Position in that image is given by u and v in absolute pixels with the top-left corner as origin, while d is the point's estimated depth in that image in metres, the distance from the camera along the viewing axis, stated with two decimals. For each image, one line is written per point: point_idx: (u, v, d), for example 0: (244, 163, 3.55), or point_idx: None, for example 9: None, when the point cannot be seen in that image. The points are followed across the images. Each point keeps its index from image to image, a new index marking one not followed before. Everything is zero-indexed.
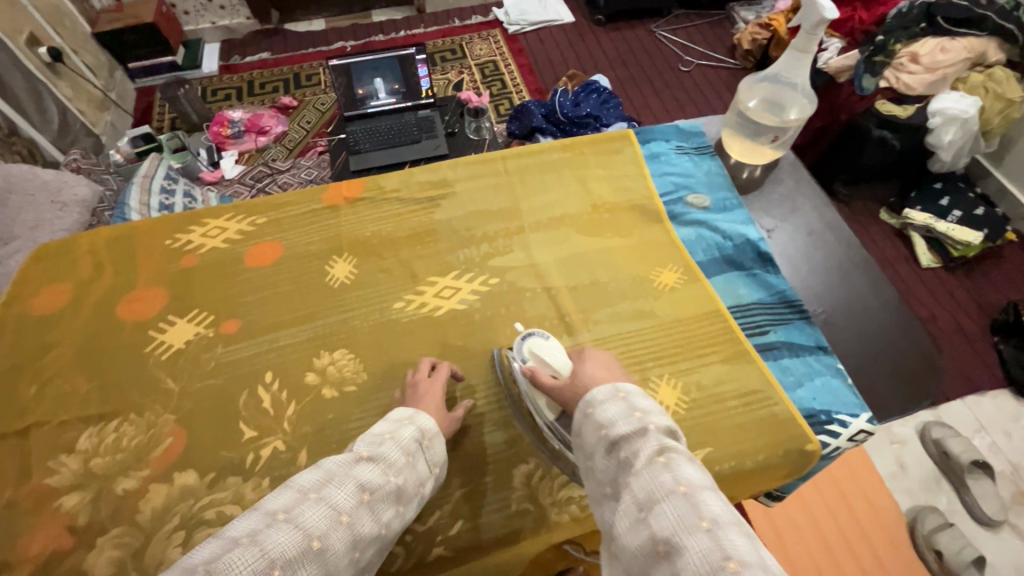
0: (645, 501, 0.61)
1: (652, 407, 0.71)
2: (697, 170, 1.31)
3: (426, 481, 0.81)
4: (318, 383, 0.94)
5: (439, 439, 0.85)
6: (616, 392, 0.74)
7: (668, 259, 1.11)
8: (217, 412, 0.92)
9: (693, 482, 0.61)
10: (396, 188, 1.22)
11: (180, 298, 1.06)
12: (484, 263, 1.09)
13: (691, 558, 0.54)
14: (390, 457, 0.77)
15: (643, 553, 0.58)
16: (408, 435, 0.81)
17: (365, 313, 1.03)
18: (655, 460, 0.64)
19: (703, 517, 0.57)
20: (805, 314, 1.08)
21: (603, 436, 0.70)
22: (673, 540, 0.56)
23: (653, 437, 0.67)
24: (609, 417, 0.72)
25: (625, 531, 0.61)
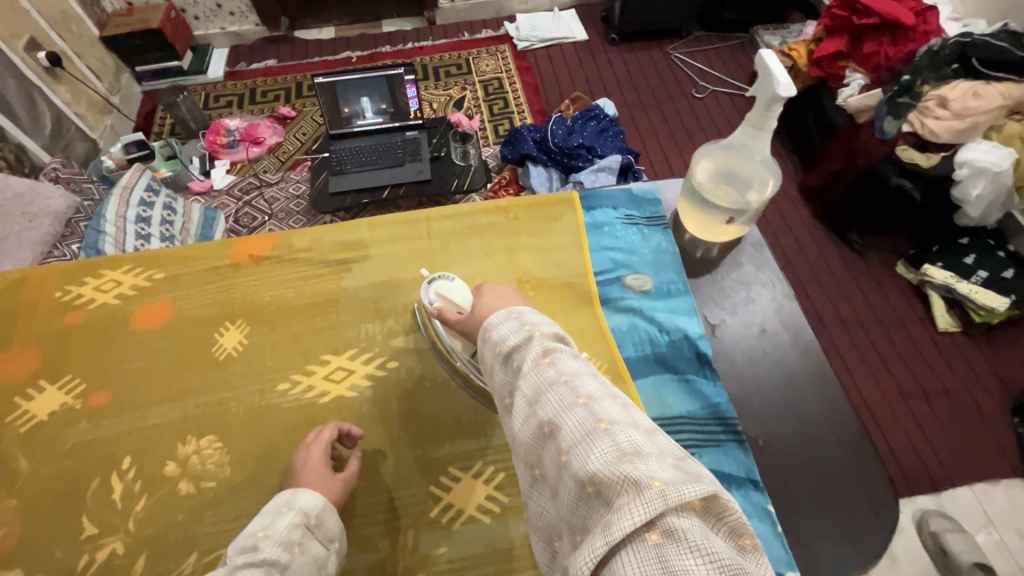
0: (532, 396, 0.56)
1: (544, 316, 0.65)
2: (646, 242, 1.04)
3: (326, 566, 0.66)
4: (175, 475, 0.76)
5: (330, 510, 0.70)
6: (509, 313, 0.66)
7: (588, 353, 0.88)
8: (57, 505, 0.75)
9: (578, 370, 0.56)
10: (306, 248, 0.99)
11: (54, 359, 0.89)
12: (385, 343, 0.88)
13: (570, 431, 0.50)
14: (269, 554, 0.61)
15: (533, 439, 0.53)
16: (286, 523, 0.65)
17: (244, 395, 0.83)
18: (541, 361, 0.58)
19: (581, 395, 0.53)
20: (739, 437, 0.83)
21: (493, 350, 0.63)
22: (556, 420, 0.52)
23: (537, 340, 0.61)
24: (500, 334, 0.64)
25: (518, 427, 0.56)
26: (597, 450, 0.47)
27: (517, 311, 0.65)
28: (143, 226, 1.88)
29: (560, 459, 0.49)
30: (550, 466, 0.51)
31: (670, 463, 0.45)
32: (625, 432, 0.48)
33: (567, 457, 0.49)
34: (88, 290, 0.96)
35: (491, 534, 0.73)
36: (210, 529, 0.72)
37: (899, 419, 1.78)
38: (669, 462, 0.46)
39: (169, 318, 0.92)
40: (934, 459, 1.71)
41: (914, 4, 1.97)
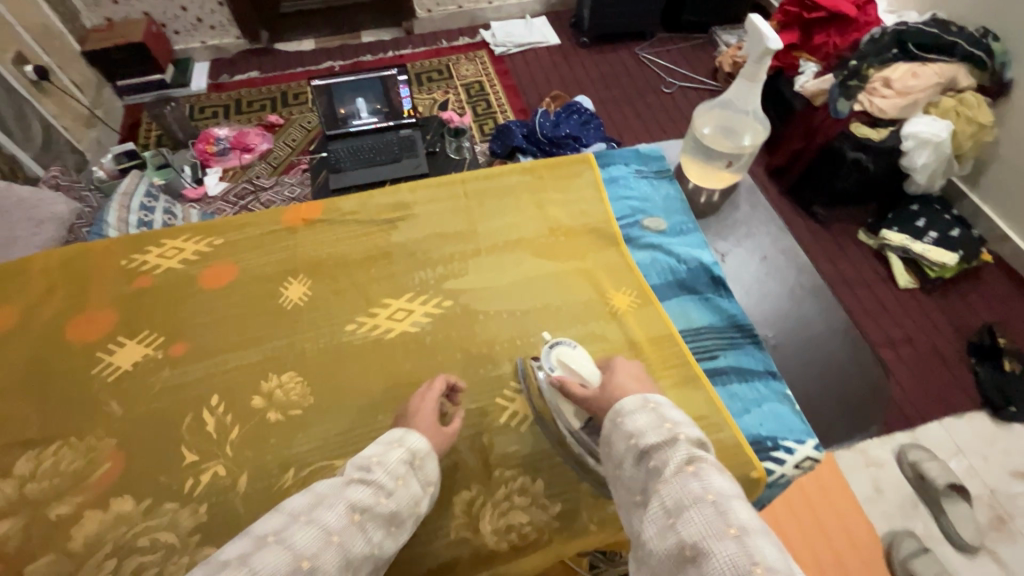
0: (672, 508, 0.60)
1: (684, 421, 0.70)
2: (656, 191, 1.23)
3: (420, 500, 0.76)
4: (263, 407, 0.90)
5: (432, 456, 0.80)
6: (646, 404, 0.74)
7: (622, 281, 1.06)
8: (159, 436, 0.88)
9: (723, 493, 0.60)
10: (355, 209, 1.14)
11: (129, 320, 1.01)
12: (439, 286, 1.03)
13: (717, 563, 0.53)
14: (379, 476, 0.73)
15: (670, 559, 0.57)
16: (397, 456, 0.76)
17: (317, 336, 0.97)
18: (685, 469, 0.63)
19: (731, 525, 0.56)
20: (755, 339, 1.04)
21: (632, 446, 0.69)
22: (699, 544, 0.55)
23: (683, 446, 0.66)
24: (639, 428, 0.71)
25: (654, 537, 0.60)
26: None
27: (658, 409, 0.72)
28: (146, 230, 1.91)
29: None
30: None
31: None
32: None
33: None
34: (153, 257, 1.08)
35: (555, 435, 0.92)
36: (301, 449, 0.86)
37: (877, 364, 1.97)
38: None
39: (237, 276, 1.05)
40: (906, 398, 1.89)
41: None
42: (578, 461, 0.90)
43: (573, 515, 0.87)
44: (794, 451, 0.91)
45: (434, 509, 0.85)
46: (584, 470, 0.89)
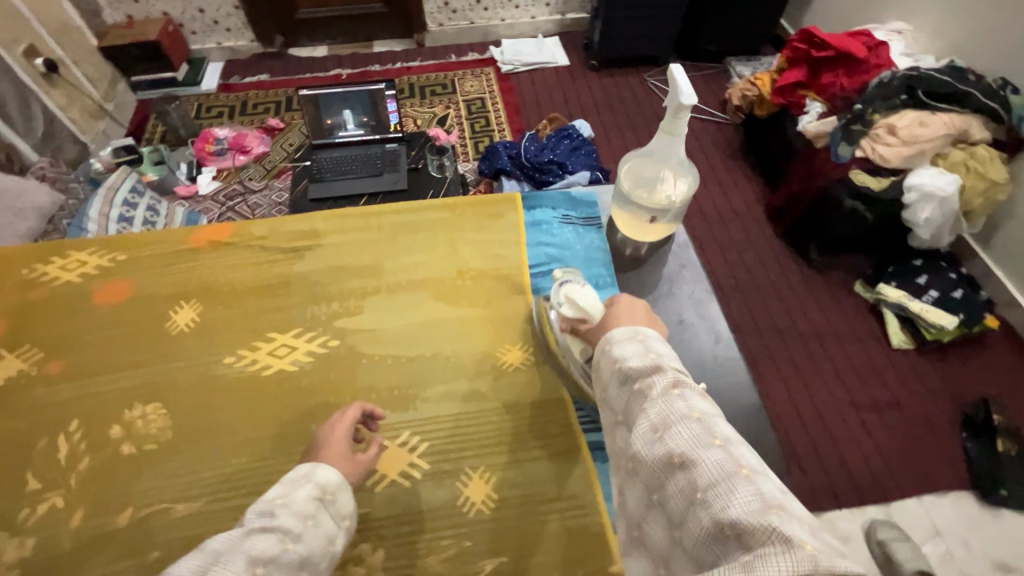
0: (660, 424, 0.60)
1: (669, 350, 0.68)
2: (580, 239, 1.15)
3: (334, 540, 0.69)
4: (120, 438, 0.91)
5: (344, 489, 0.75)
6: (635, 333, 0.70)
7: (521, 337, 1.03)
8: (13, 456, 0.90)
9: (708, 413, 0.60)
10: (264, 235, 1.13)
11: (18, 332, 1.04)
12: (328, 324, 1.01)
13: (706, 469, 0.54)
14: (286, 520, 0.66)
15: (659, 464, 0.58)
16: (304, 495, 0.70)
17: (190, 367, 0.97)
18: (670, 392, 0.62)
19: (715, 437, 0.56)
20: None
21: (615, 370, 0.68)
22: (688, 454, 0.56)
23: (666, 370, 0.65)
24: (623, 353, 0.69)
25: (643, 449, 0.60)
26: (738, 496, 0.50)
27: (643, 337, 0.69)
28: (124, 225, 1.95)
29: (695, 496, 0.53)
30: (677, 497, 0.55)
31: (807, 528, 0.48)
32: (762, 484, 0.52)
33: (703, 493, 0.53)
34: (54, 269, 1.09)
35: (412, 497, 0.88)
36: (146, 487, 0.87)
37: (856, 432, 1.83)
38: (805, 521, 0.49)
39: (128, 298, 1.06)
40: (885, 470, 1.75)
41: (867, 40, 2.12)
42: (431, 529, 0.86)
43: None
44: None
45: None
46: (431, 540, 0.85)
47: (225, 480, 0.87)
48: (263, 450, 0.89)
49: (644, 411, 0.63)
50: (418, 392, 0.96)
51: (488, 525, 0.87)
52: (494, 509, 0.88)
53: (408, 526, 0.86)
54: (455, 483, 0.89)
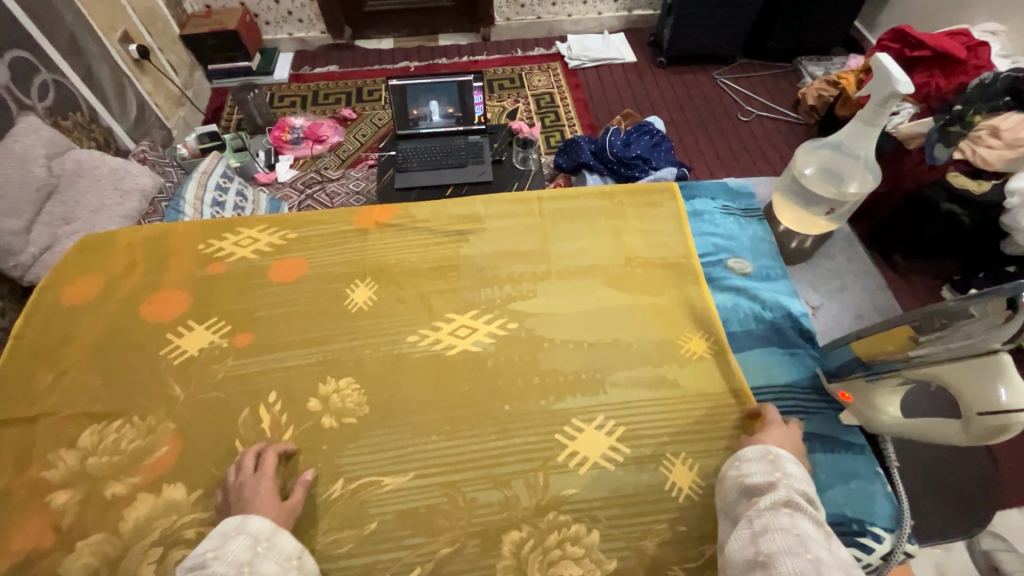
0: (760, 530, 0.67)
1: (799, 475, 0.74)
2: (743, 231, 1.26)
3: None
4: (319, 411, 0.88)
5: (281, 533, 0.72)
6: (764, 452, 0.77)
7: (698, 322, 0.98)
8: (213, 426, 0.88)
9: (812, 535, 0.64)
10: (427, 217, 1.13)
11: (201, 304, 1.03)
12: (505, 305, 0.98)
13: (785, 568, 0.60)
14: (220, 569, 0.64)
15: (744, 562, 0.65)
16: (237, 545, 0.67)
17: (375, 343, 0.95)
18: (778, 507, 0.68)
19: (809, 551, 0.61)
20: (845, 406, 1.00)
21: (738, 479, 0.76)
22: (773, 556, 0.62)
23: (782, 490, 0.71)
24: (749, 468, 0.77)
25: (736, 547, 0.67)
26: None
27: (772, 457, 0.76)
28: (218, 211, 1.92)
29: None
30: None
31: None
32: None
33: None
34: (227, 245, 1.11)
35: (615, 481, 0.81)
36: (350, 461, 0.83)
37: None
38: None
39: (307, 272, 1.06)
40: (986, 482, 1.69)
41: (965, 40, 2.07)
42: (641, 513, 0.79)
43: None
44: (884, 537, 0.87)
45: (482, 546, 0.76)
46: (644, 525, 0.78)
47: (456, 463, 0.83)
48: (471, 422, 0.86)
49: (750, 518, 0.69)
50: (604, 377, 0.90)
51: (705, 517, 0.79)
52: (703, 496, 0.81)
53: (618, 510, 0.79)
54: (659, 468, 0.82)
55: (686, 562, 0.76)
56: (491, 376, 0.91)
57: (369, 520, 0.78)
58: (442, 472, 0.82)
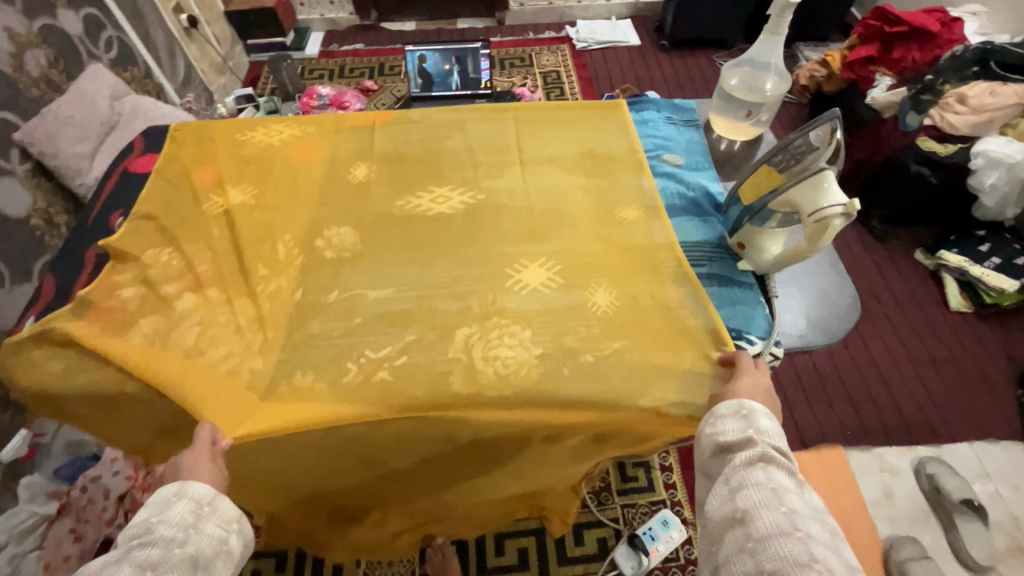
0: (735, 487, 0.65)
1: (773, 427, 0.70)
2: (682, 134, 1.17)
3: (226, 542, 0.67)
4: (302, 246, 1.00)
5: (223, 497, 0.71)
6: (738, 407, 0.73)
7: (633, 197, 1.06)
8: (208, 246, 1.00)
9: (788, 487, 0.63)
10: (422, 118, 1.20)
11: (202, 157, 1.14)
12: (476, 182, 1.09)
13: (763, 525, 0.59)
14: (163, 532, 0.63)
15: (722, 520, 0.63)
16: (179, 510, 0.65)
17: (369, 205, 1.05)
18: (755, 464, 0.66)
19: (784, 504, 0.60)
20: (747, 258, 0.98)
21: (712, 440, 0.72)
22: (750, 512, 0.61)
23: (758, 447, 0.68)
24: (723, 428, 0.73)
25: (714, 505, 0.65)
26: (787, 548, 0.56)
27: (746, 412, 0.72)
28: None
29: (747, 544, 0.58)
30: (731, 545, 0.60)
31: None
32: (819, 549, 0.56)
33: (755, 544, 0.58)
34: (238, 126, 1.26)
35: (549, 299, 0.91)
36: (344, 278, 0.95)
37: (907, 382, 1.91)
38: None
39: (321, 157, 1.14)
40: (936, 414, 1.84)
41: (941, 16, 2.21)
42: (569, 321, 0.89)
43: (553, 361, 0.85)
44: (756, 344, 0.89)
45: (440, 336, 0.88)
46: (569, 327, 0.88)
47: (425, 285, 0.94)
48: (434, 258, 0.98)
49: (727, 478, 0.67)
50: (546, 230, 1.01)
51: (616, 325, 0.88)
52: (617, 312, 0.90)
53: (548, 317, 0.89)
54: (586, 292, 0.92)
55: (632, 354, 0.85)
56: (459, 225, 1.03)
57: (339, 320, 0.90)
58: (409, 288, 0.94)
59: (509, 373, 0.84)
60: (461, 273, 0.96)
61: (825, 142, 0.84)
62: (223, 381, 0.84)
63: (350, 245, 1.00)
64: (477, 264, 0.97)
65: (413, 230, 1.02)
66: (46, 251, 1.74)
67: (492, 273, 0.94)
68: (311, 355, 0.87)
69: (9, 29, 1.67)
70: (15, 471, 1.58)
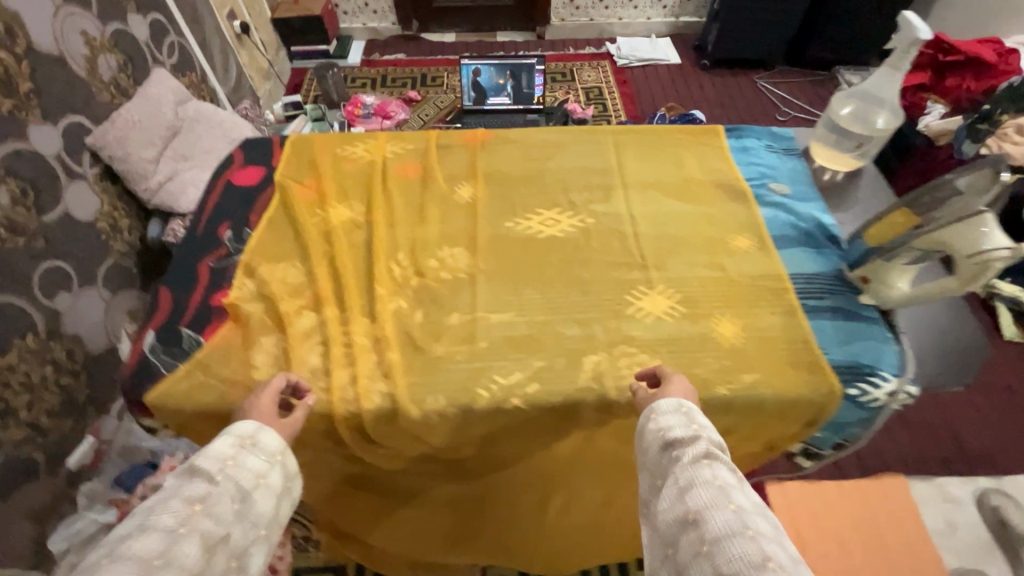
0: (684, 488, 0.62)
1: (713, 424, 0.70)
2: (784, 163, 1.16)
3: (266, 475, 0.68)
4: (416, 266, 0.99)
5: (265, 430, 0.73)
6: (678, 405, 0.73)
7: (743, 226, 1.05)
8: (320, 261, 0.99)
9: (731, 483, 0.61)
10: (522, 138, 1.21)
11: (302, 174, 1.14)
12: (583, 206, 1.08)
13: (714, 527, 0.56)
14: (206, 465, 0.64)
15: (673, 522, 0.60)
16: (221, 444, 0.68)
17: (479, 226, 1.05)
18: (699, 460, 0.64)
19: (732, 502, 0.58)
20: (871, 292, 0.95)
21: (656, 437, 0.70)
22: (702, 513, 0.58)
23: (704, 442, 0.66)
24: (667, 424, 0.71)
25: (663, 507, 0.62)
26: (740, 551, 0.53)
27: (687, 409, 0.71)
28: None
29: (702, 549, 0.55)
30: (684, 550, 0.57)
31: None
32: (772, 548, 0.53)
33: (709, 547, 0.55)
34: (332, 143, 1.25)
35: (673, 328, 0.91)
36: (464, 301, 0.94)
37: (964, 412, 1.90)
38: None
39: (424, 174, 1.14)
40: (997, 448, 1.82)
41: (996, 47, 2.22)
42: (696, 351, 0.88)
43: None
44: (890, 382, 0.85)
45: (567, 362, 0.86)
46: (698, 358, 0.87)
47: (545, 310, 0.93)
48: (551, 284, 0.97)
49: (674, 477, 0.64)
50: (660, 258, 1.00)
51: (744, 357, 0.87)
52: (745, 344, 0.89)
53: (675, 347, 0.89)
54: (709, 322, 0.91)
55: (768, 386, 0.84)
56: (571, 250, 1.02)
57: (464, 343, 0.89)
58: (530, 313, 0.93)
59: (643, 405, 0.83)
60: (580, 299, 0.95)
61: (976, 183, 0.84)
62: (356, 403, 0.83)
63: (467, 266, 0.99)
64: (595, 291, 0.96)
65: (525, 254, 1.01)
66: (109, 255, 1.72)
67: (613, 299, 0.93)
68: (439, 378, 0.85)
69: (86, 33, 1.66)
70: (75, 478, 1.56)
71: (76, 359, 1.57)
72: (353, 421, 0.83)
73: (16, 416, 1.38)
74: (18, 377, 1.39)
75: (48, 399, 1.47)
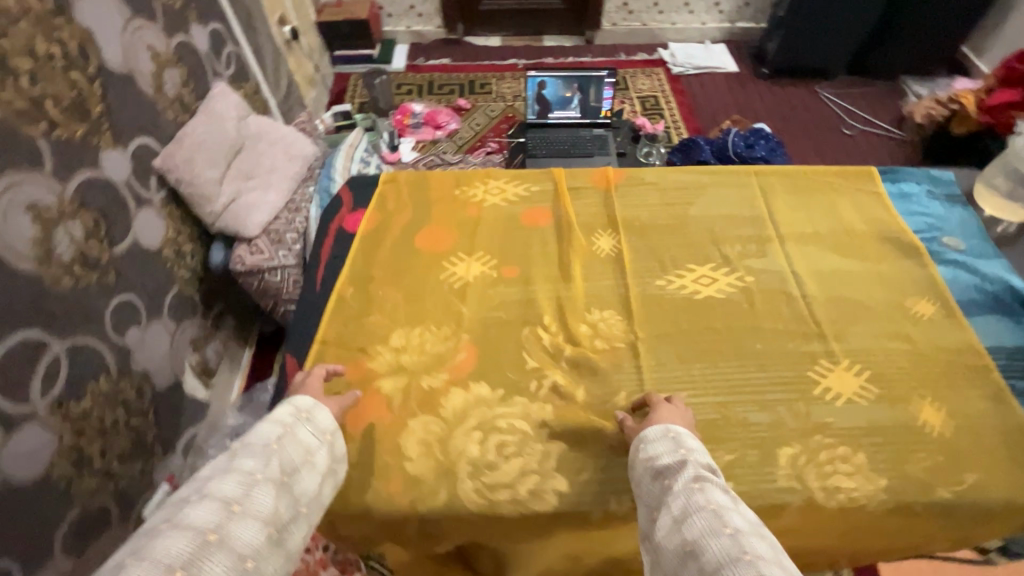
0: (680, 517, 0.56)
1: (701, 447, 0.65)
2: (950, 212, 1.06)
3: (314, 453, 0.65)
4: (567, 334, 0.89)
5: (322, 410, 0.72)
6: (664, 431, 0.68)
7: (922, 287, 0.95)
8: (462, 327, 0.89)
9: (724, 504, 0.55)
10: (656, 179, 1.11)
11: (424, 220, 1.04)
12: (740, 261, 0.97)
13: (712, 557, 0.49)
14: (260, 435, 0.63)
15: (672, 558, 0.53)
16: (279, 414, 0.67)
17: (629, 285, 0.94)
18: (691, 486, 0.58)
19: (728, 525, 0.52)
20: None
21: (645, 469, 0.64)
22: (699, 543, 0.52)
23: (692, 466, 0.61)
24: (654, 452, 0.66)
25: (662, 539, 0.56)
26: None
27: (675, 433, 0.67)
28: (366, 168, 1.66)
29: None
30: None
31: None
32: (769, 568, 0.47)
33: None
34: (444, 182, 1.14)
35: (871, 415, 0.81)
36: (629, 377, 0.84)
37: None
38: None
39: (557, 222, 1.04)
40: None
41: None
42: (901, 442, 0.78)
43: (904, 496, 0.74)
44: None
45: (761, 457, 0.76)
46: (908, 452, 0.77)
47: (722, 389, 0.83)
48: (720, 355, 0.87)
49: (669, 505, 0.58)
50: (838, 326, 0.90)
51: (958, 451, 0.77)
52: (954, 435, 0.79)
53: (879, 439, 0.78)
54: (910, 407, 0.81)
55: (995, 490, 0.74)
56: (734, 313, 0.91)
57: None
58: (706, 393, 0.82)
59: (855, 508, 0.73)
60: (758, 375, 0.85)
61: None
62: (530, 504, 0.74)
63: (626, 333, 0.89)
64: (773, 365, 0.86)
65: (687, 321, 0.91)
66: (174, 284, 1.35)
67: (798, 379, 0.83)
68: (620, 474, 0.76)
69: None
70: None
71: (149, 397, 1.22)
72: (525, 523, 0.74)
73: (88, 466, 1.03)
74: (93, 421, 1.05)
75: (120, 443, 1.12)
